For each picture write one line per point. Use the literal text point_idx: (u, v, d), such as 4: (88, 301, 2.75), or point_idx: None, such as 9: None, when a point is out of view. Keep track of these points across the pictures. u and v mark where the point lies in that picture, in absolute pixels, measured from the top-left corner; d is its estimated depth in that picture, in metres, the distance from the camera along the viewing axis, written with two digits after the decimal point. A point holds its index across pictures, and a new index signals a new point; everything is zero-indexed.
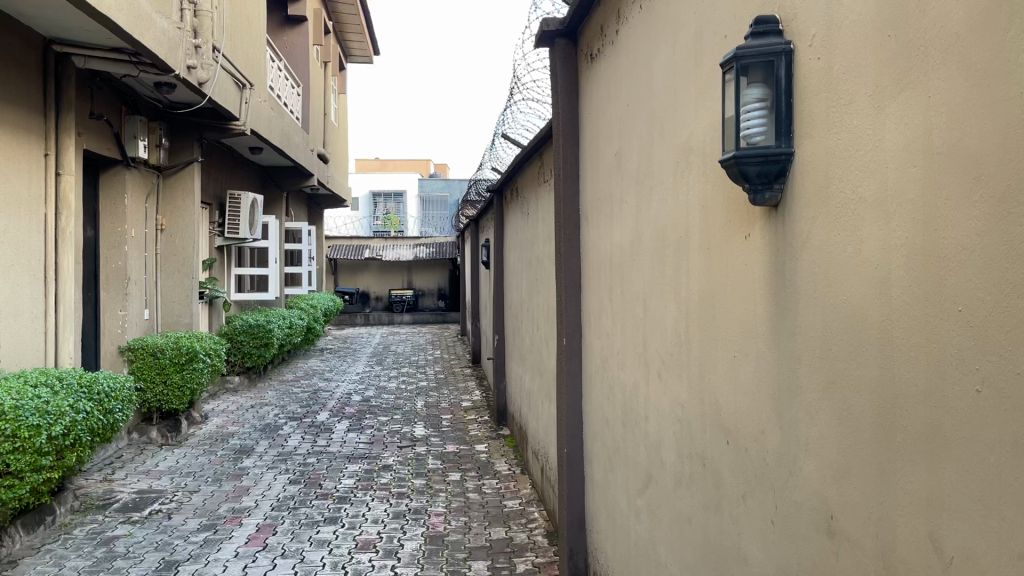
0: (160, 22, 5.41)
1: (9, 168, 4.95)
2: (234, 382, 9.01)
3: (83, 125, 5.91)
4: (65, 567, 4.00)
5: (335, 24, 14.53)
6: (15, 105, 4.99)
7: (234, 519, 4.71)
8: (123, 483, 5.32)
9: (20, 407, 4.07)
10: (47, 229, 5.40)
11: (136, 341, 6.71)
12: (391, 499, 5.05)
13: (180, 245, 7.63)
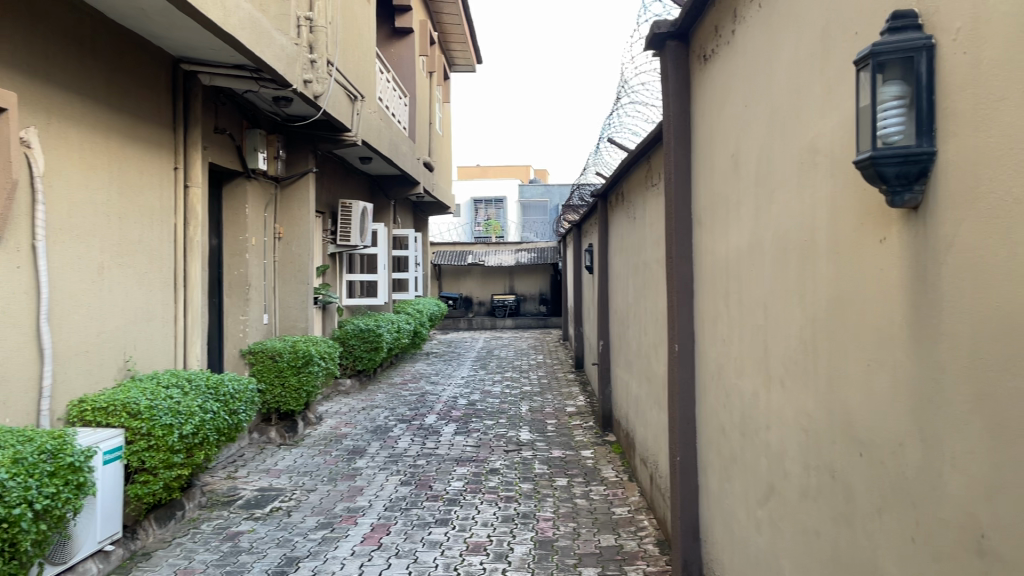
0: (279, 39, 5.63)
1: (143, 182, 5.27)
2: (346, 385, 9.32)
3: (209, 140, 6.22)
4: (195, 560, 4.21)
5: (440, 35, 14.84)
6: (147, 123, 5.32)
7: (350, 518, 4.85)
8: (246, 480, 5.57)
9: (155, 407, 4.34)
10: (177, 239, 5.72)
11: (256, 345, 7.00)
12: (500, 502, 5.10)
13: (296, 252, 7.92)
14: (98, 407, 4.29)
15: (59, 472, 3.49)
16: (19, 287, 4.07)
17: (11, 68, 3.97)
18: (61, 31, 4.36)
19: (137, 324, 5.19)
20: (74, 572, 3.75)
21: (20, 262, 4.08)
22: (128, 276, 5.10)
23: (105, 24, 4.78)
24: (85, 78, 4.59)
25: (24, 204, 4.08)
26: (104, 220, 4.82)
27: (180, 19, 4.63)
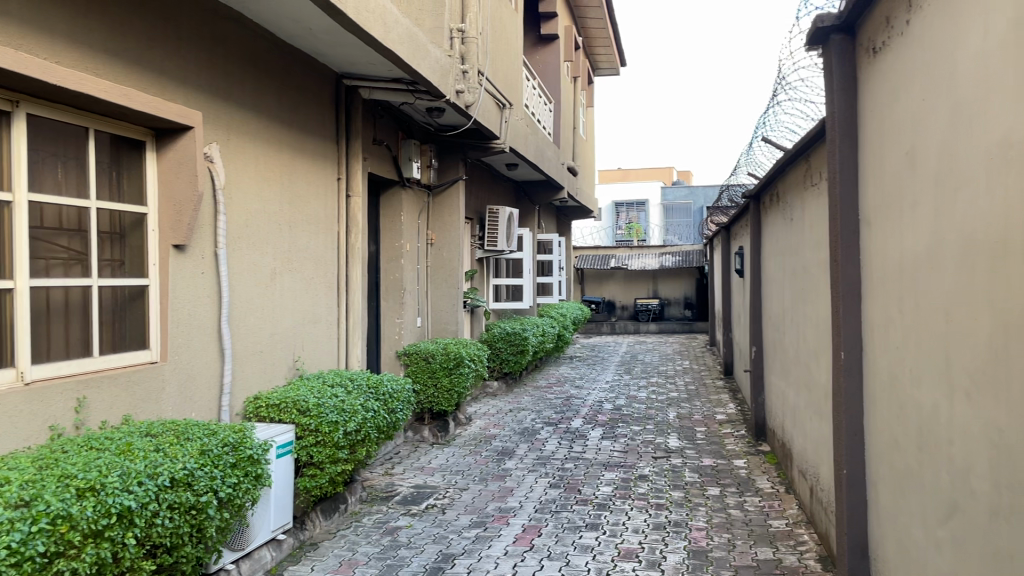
0: (434, 52, 5.82)
1: (310, 193, 5.59)
2: (493, 388, 9.50)
3: (369, 151, 6.52)
4: (358, 552, 4.42)
5: (585, 40, 14.89)
6: (313, 136, 5.64)
7: (501, 518, 4.93)
8: (402, 477, 5.79)
9: (322, 405, 4.60)
10: (340, 246, 6.03)
11: (411, 346, 7.25)
12: (650, 510, 5.03)
13: (447, 257, 8.16)
14: (272, 404, 4.65)
15: (239, 464, 3.76)
16: (203, 292, 4.46)
17: (196, 90, 4.34)
18: (239, 55, 4.71)
19: (304, 326, 5.51)
20: (250, 558, 4.02)
21: (205, 269, 4.46)
22: (297, 282, 5.42)
23: (277, 45, 5.10)
24: (259, 96, 4.93)
25: (207, 215, 4.45)
26: (277, 229, 5.16)
27: (345, 37, 4.89)
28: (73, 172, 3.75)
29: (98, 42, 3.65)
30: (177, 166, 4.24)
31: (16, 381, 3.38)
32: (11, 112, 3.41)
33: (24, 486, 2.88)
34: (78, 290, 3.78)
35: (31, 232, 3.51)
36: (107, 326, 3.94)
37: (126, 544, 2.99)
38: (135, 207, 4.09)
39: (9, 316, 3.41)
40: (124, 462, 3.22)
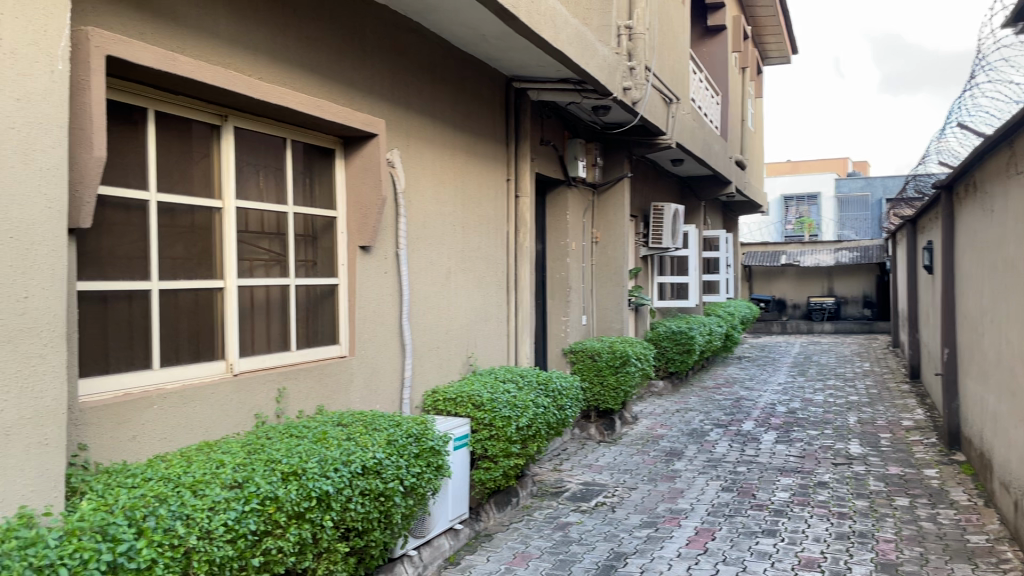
0: (602, 50, 5.82)
1: (483, 194, 5.76)
2: (659, 387, 9.38)
3: (536, 152, 6.63)
4: (531, 545, 4.50)
5: (754, 29, 14.38)
6: (485, 139, 5.80)
7: (673, 520, 4.87)
8: (571, 473, 5.84)
9: (496, 400, 4.73)
10: (510, 246, 6.16)
11: (577, 344, 7.29)
12: (832, 518, 4.79)
13: (612, 256, 8.16)
14: (449, 398, 4.85)
15: (422, 454, 3.95)
16: (386, 290, 4.71)
17: (379, 98, 4.57)
18: (418, 64, 4.93)
19: (477, 323, 5.69)
20: (430, 545, 4.21)
21: (387, 268, 4.70)
22: (470, 281, 5.60)
23: (452, 52, 5.29)
24: (435, 102, 5.13)
25: (389, 219, 4.69)
26: (452, 230, 5.35)
27: (516, 40, 4.98)
28: (273, 180, 4.08)
29: (294, 58, 3.93)
30: (363, 171, 4.50)
31: (226, 373, 3.77)
32: (220, 126, 3.76)
33: (236, 467, 3.18)
34: (277, 288, 4.11)
35: (239, 236, 3.87)
36: (303, 323, 4.26)
37: (323, 526, 3.24)
38: (325, 211, 4.39)
39: (219, 313, 3.78)
40: (320, 450, 3.47)
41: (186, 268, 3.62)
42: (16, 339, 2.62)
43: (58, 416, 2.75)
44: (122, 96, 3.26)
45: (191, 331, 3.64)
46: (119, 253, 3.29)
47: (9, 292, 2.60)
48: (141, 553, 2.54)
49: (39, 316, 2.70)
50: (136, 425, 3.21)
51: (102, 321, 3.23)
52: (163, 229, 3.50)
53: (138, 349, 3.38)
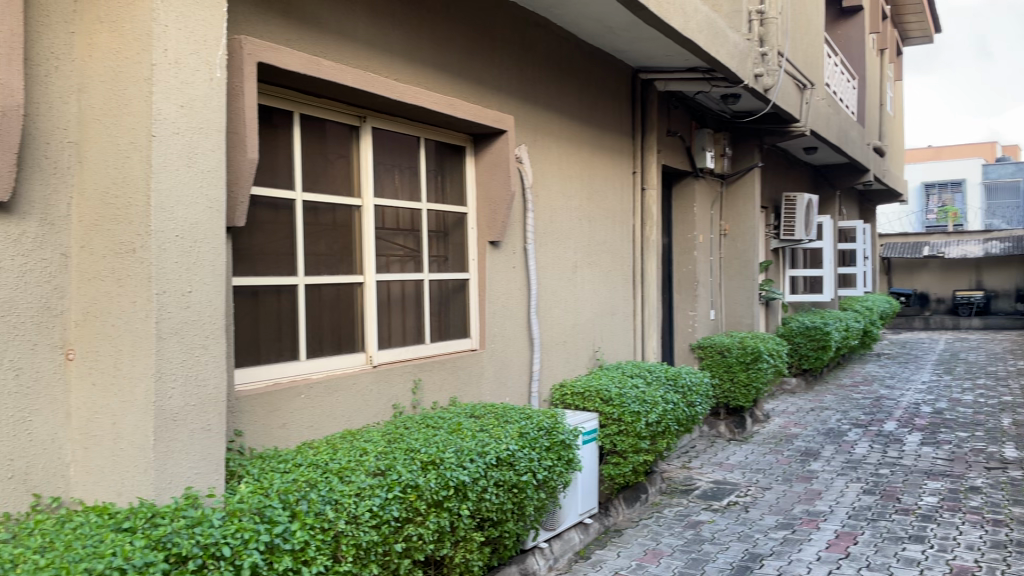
0: (732, 37, 5.65)
1: (609, 188, 5.73)
2: (792, 384, 9.04)
3: (664, 143, 6.54)
4: (662, 542, 4.45)
5: (893, 8, 13.65)
6: (612, 132, 5.77)
7: (811, 522, 4.69)
8: (701, 471, 5.73)
9: (624, 395, 4.70)
10: (636, 240, 6.11)
11: (706, 339, 7.15)
12: (987, 526, 4.49)
13: (743, 249, 7.98)
14: (577, 392, 4.87)
15: (553, 447, 3.98)
16: (514, 285, 4.76)
17: (508, 95, 4.62)
18: (545, 59, 4.96)
19: (605, 317, 5.67)
20: (561, 539, 4.24)
21: (516, 263, 4.75)
22: (596, 275, 5.58)
23: (578, 46, 5.29)
24: (563, 97, 5.14)
25: (518, 214, 4.74)
26: (579, 224, 5.35)
27: (644, 30, 4.92)
28: (407, 177, 4.20)
29: (427, 57, 4.03)
30: (492, 167, 4.56)
31: (366, 364, 3.92)
32: (358, 127, 3.91)
33: (378, 456, 3.34)
34: (412, 283, 4.23)
35: (376, 232, 4.01)
36: (436, 317, 4.37)
37: (460, 514, 3.34)
38: (456, 207, 4.49)
39: (359, 307, 3.94)
40: (456, 440, 3.58)
41: (329, 264, 3.78)
42: (182, 331, 2.82)
43: (217, 403, 2.95)
44: (270, 100, 3.45)
45: (333, 324, 3.80)
46: (268, 250, 3.48)
47: (175, 286, 2.80)
48: (295, 535, 2.69)
49: (200, 308, 2.89)
50: (285, 413, 3.40)
51: (254, 314, 3.42)
52: (307, 227, 3.67)
53: (285, 341, 3.56)
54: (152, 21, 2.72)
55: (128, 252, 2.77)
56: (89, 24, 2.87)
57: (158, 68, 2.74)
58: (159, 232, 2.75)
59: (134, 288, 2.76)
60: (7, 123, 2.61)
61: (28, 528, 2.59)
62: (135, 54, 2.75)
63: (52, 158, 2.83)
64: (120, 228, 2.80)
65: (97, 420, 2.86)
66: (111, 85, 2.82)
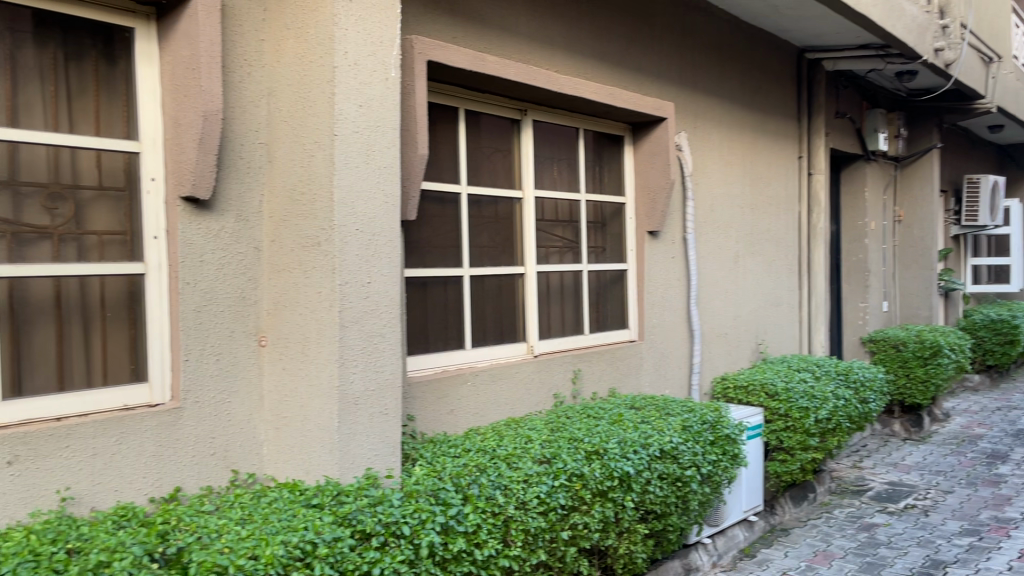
0: (910, 10, 5.29)
1: (773, 174, 5.51)
2: (974, 381, 8.41)
3: (832, 126, 6.22)
4: (833, 544, 4.25)
5: None
6: (776, 116, 5.55)
7: (1001, 529, 4.33)
8: (873, 471, 5.43)
9: (791, 390, 4.52)
10: (802, 228, 5.86)
11: (878, 332, 6.77)
12: None
13: (918, 237, 7.59)
14: (740, 386, 4.74)
15: (717, 442, 3.89)
16: (674, 275, 4.68)
17: (667, 82, 4.54)
18: (706, 43, 4.84)
19: (767, 309, 5.47)
20: (725, 535, 4.15)
21: (675, 253, 4.67)
22: (760, 264, 5.40)
23: (739, 28, 5.13)
24: (723, 82, 4.99)
25: (678, 202, 4.65)
26: (741, 212, 5.18)
27: (812, 7, 4.70)
28: (567, 169, 4.22)
29: (586, 48, 4.03)
30: (651, 157, 4.50)
31: (527, 354, 3.98)
32: (519, 120, 3.97)
33: (544, 444, 3.38)
34: (571, 274, 4.25)
35: (537, 224, 4.06)
36: (595, 308, 4.37)
37: (625, 505, 3.33)
38: (614, 198, 4.47)
39: (521, 297, 4.00)
40: (619, 431, 3.56)
41: (492, 255, 3.86)
42: (362, 320, 2.97)
43: (394, 388, 3.09)
44: (438, 97, 3.56)
45: (496, 314, 3.88)
46: (436, 242, 3.59)
47: (356, 277, 2.95)
48: (468, 518, 2.77)
49: (378, 298, 3.04)
50: (453, 400, 3.51)
51: (423, 304, 3.54)
52: (472, 219, 3.76)
53: (452, 331, 3.67)
54: (334, 26, 2.87)
55: (314, 246, 2.95)
56: (277, 32, 3.07)
57: (339, 70, 2.89)
58: (341, 226, 2.90)
59: (319, 279, 2.93)
60: (209, 127, 2.84)
61: (229, 500, 2.82)
62: (319, 58, 2.92)
63: (246, 159, 3.06)
64: (306, 223, 2.98)
65: (286, 403, 3.06)
66: (297, 88, 3.01)
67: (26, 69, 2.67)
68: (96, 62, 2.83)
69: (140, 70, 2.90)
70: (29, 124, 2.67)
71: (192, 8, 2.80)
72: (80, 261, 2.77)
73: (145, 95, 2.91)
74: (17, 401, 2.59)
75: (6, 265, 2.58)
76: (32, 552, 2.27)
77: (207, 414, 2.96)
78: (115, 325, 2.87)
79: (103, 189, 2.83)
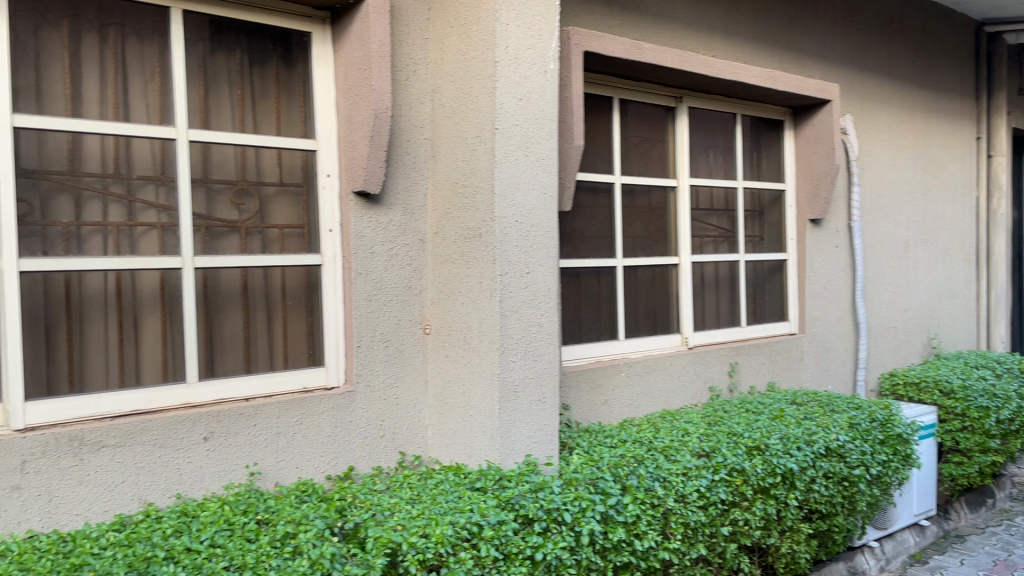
0: None
1: (947, 157, 5.16)
2: None
3: (1015, 103, 5.75)
4: (1016, 554, 3.94)
5: None
6: (951, 94, 5.18)
7: None
8: None
9: (969, 388, 4.23)
10: (979, 214, 5.45)
11: None
12: None
13: None
14: (910, 382, 4.49)
15: (888, 441, 3.69)
16: (838, 266, 4.48)
17: (831, 63, 4.34)
18: (873, 20, 4.58)
19: (941, 301, 5.13)
20: (893, 539, 3.94)
21: (839, 242, 4.46)
22: (933, 253, 5.07)
23: (909, 2, 4.82)
24: (892, 61, 4.71)
25: (842, 189, 4.43)
26: (911, 198, 4.88)
27: None
28: (722, 156, 4.13)
29: (745, 32, 3.92)
30: (814, 142, 4.31)
31: (682, 346, 3.92)
32: (675, 108, 3.91)
33: (702, 437, 3.32)
34: (727, 264, 4.14)
35: (692, 213, 3.98)
36: (752, 299, 4.25)
37: (787, 504, 3.23)
38: (773, 185, 4.32)
39: (676, 288, 3.94)
40: (781, 427, 3.45)
41: (645, 246, 3.83)
42: (521, 309, 3.02)
43: (552, 377, 3.13)
44: (594, 87, 3.57)
45: (651, 305, 3.85)
46: (590, 233, 3.60)
47: (515, 268, 3.00)
48: (627, 508, 2.77)
49: (537, 288, 3.08)
50: (608, 390, 3.51)
51: (577, 294, 3.57)
52: (626, 209, 3.74)
53: (606, 321, 3.67)
54: (495, 21, 2.92)
55: (475, 237, 3.02)
56: (441, 30, 3.17)
57: (501, 65, 2.94)
58: (502, 218, 2.96)
59: (480, 269, 3.00)
60: (380, 125, 2.97)
61: (398, 480, 2.95)
62: (481, 54, 2.98)
63: (412, 153, 3.18)
64: (468, 215, 3.06)
65: (450, 388, 3.17)
66: (460, 84, 3.09)
67: (217, 74, 2.88)
68: (277, 66, 3.03)
69: (317, 71, 3.07)
70: (219, 126, 2.89)
71: (364, 12, 2.94)
72: (264, 252, 2.97)
73: (321, 95, 3.08)
74: (211, 381, 2.81)
75: (203, 257, 2.80)
76: (227, 521, 2.47)
77: (377, 397, 3.12)
78: (294, 312, 3.05)
79: (284, 185, 3.02)
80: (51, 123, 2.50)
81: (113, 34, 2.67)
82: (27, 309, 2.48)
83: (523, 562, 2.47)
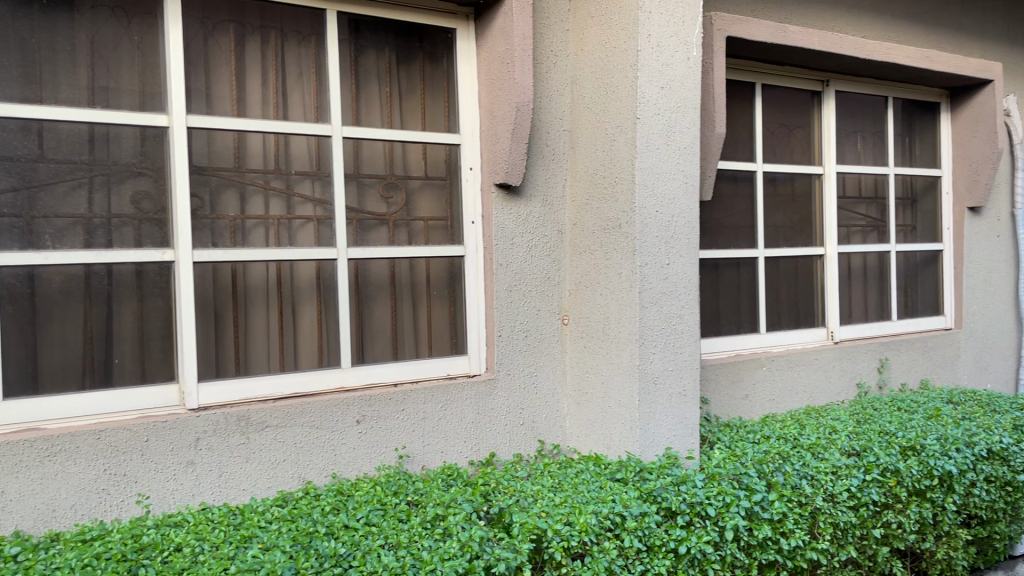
0: None
1: None
2: None
3: None
4: None
5: None
6: None
7: None
8: None
9: None
10: None
11: None
12: None
13: None
14: None
15: None
16: (999, 257, 4.20)
17: (993, 40, 4.06)
18: None
19: None
20: None
21: (1000, 232, 4.18)
22: None
23: None
24: None
25: (1005, 174, 4.14)
26: None
27: None
28: (871, 142, 3.94)
29: (897, 10, 3.71)
30: (974, 124, 4.05)
31: (827, 341, 3.77)
32: (821, 92, 3.76)
33: (851, 436, 3.20)
34: (876, 255, 3.96)
35: (839, 202, 3.83)
36: (903, 291, 4.04)
37: (945, 508, 3.05)
38: (927, 171, 4.09)
39: (821, 279, 3.80)
40: (937, 428, 3.27)
41: (789, 236, 3.71)
42: (662, 301, 3.00)
43: (693, 370, 3.09)
44: (736, 73, 3.48)
45: (794, 297, 3.73)
46: (730, 223, 3.52)
47: (656, 259, 2.97)
48: (773, 505, 2.69)
49: (677, 280, 3.04)
50: (749, 384, 3.43)
51: (716, 286, 3.50)
52: (768, 198, 3.64)
53: (746, 313, 3.59)
54: (638, 10, 2.89)
55: (615, 228, 3.01)
56: (581, 20, 3.17)
57: (642, 53, 2.91)
58: (643, 209, 2.93)
59: (620, 260, 2.99)
60: (522, 117, 3.00)
61: (539, 468, 2.99)
62: (623, 43, 2.96)
63: (552, 145, 3.21)
64: (608, 205, 3.05)
65: (588, 378, 3.18)
66: (600, 74, 3.08)
67: (367, 72, 3.00)
68: (423, 62, 3.11)
69: (461, 66, 3.14)
70: (369, 122, 3.01)
71: (507, 6, 2.97)
72: (411, 244, 3.06)
73: (465, 90, 3.15)
74: (363, 367, 2.93)
75: (355, 249, 2.92)
76: (380, 501, 2.57)
77: (518, 386, 3.17)
78: (438, 302, 3.14)
79: (429, 178, 3.11)
80: (219, 122, 2.67)
81: (274, 37, 2.81)
82: (199, 296, 2.65)
83: (666, 555, 2.46)
